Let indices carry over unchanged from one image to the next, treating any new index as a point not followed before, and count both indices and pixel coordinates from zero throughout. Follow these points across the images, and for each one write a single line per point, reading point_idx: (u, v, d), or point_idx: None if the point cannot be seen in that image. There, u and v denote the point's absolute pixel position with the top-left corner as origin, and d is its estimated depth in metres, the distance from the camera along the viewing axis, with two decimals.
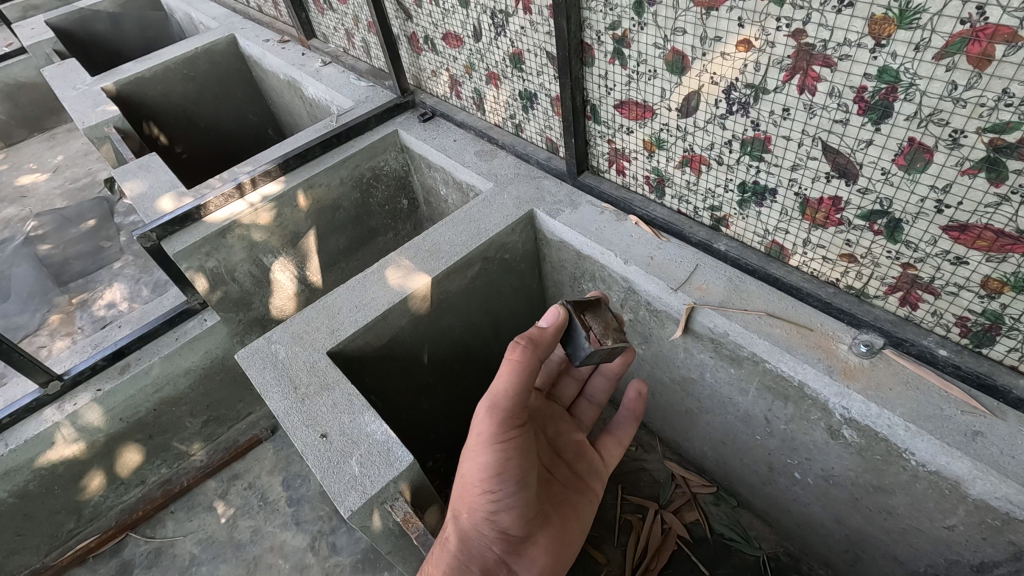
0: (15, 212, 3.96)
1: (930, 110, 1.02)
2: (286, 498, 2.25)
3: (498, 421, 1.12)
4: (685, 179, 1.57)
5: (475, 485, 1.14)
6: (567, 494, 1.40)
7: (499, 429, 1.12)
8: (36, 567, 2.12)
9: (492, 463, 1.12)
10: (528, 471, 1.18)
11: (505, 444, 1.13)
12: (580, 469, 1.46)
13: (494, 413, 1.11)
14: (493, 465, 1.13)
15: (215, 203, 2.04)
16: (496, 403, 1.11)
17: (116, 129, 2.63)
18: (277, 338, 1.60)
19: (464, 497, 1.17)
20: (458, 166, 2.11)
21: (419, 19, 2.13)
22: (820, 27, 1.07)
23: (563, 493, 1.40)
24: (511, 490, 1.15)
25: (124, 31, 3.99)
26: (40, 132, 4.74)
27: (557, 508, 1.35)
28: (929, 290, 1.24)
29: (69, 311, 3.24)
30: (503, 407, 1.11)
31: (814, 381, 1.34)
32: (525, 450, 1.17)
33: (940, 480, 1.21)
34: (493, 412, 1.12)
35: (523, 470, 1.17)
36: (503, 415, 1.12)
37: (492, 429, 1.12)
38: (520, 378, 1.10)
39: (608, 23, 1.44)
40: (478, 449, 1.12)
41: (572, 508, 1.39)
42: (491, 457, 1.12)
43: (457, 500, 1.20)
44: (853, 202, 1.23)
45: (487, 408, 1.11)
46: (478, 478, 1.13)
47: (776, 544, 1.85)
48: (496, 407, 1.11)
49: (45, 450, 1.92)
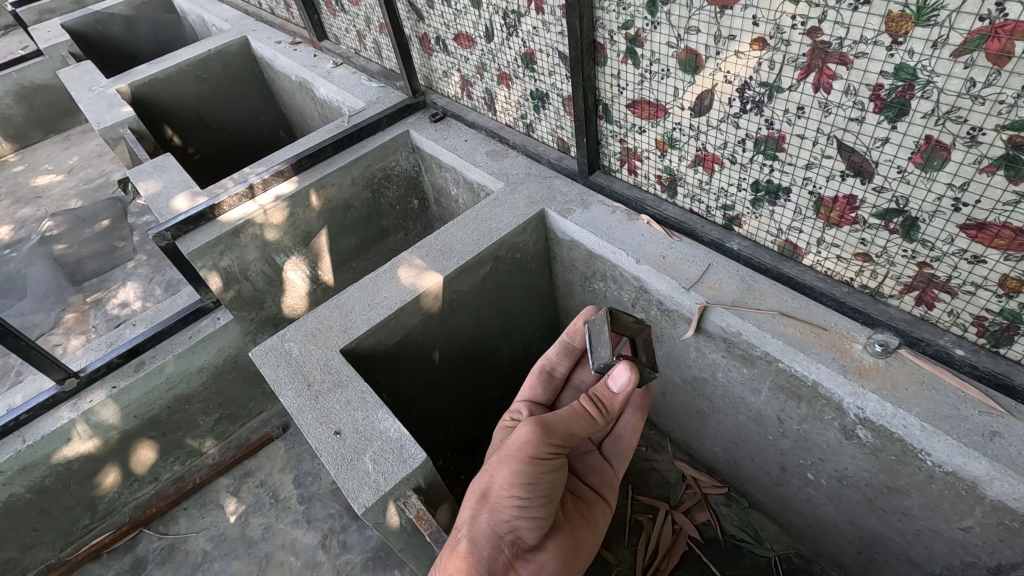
0: (31, 212, 4.02)
1: (948, 108, 1.02)
2: (297, 496, 2.26)
3: (544, 441, 1.15)
4: (698, 178, 1.57)
5: (503, 491, 1.14)
6: (577, 503, 1.36)
7: (544, 445, 1.16)
8: (52, 563, 2.14)
9: (525, 474, 1.14)
10: (556, 488, 1.20)
11: (543, 461, 1.16)
12: (590, 479, 1.42)
13: (544, 432, 1.16)
14: (525, 472, 1.14)
15: (228, 203, 2.06)
16: (548, 424, 1.17)
17: (131, 129, 2.66)
18: (291, 336, 1.61)
19: (488, 500, 1.16)
20: (468, 166, 2.12)
21: (431, 20, 2.15)
22: (836, 25, 1.07)
23: (574, 503, 1.35)
24: (538, 502, 1.16)
25: (137, 34, 4.04)
26: (55, 133, 4.80)
27: (568, 517, 1.31)
28: (945, 289, 1.23)
29: (84, 309, 3.28)
30: (555, 430, 1.17)
31: (829, 381, 1.33)
32: (557, 473, 1.19)
33: (956, 481, 1.20)
34: (544, 435, 1.16)
35: (552, 486, 1.18)
36: (552, 438, 1.16)
37: (535, 445, 1.15)
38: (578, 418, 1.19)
39: (621, 22, 1.44)
40: (514, 459, 1.14)
41: (583, 517, 1.34)
42: (525, 465, 1.14)
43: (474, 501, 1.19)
44: (868, 200, 1.23)
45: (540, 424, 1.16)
46: (506, 485, 1.14)
47: (788, 545, 1.84)
48: (552, 433, 1.16)
49: (62, 447, 1.95)
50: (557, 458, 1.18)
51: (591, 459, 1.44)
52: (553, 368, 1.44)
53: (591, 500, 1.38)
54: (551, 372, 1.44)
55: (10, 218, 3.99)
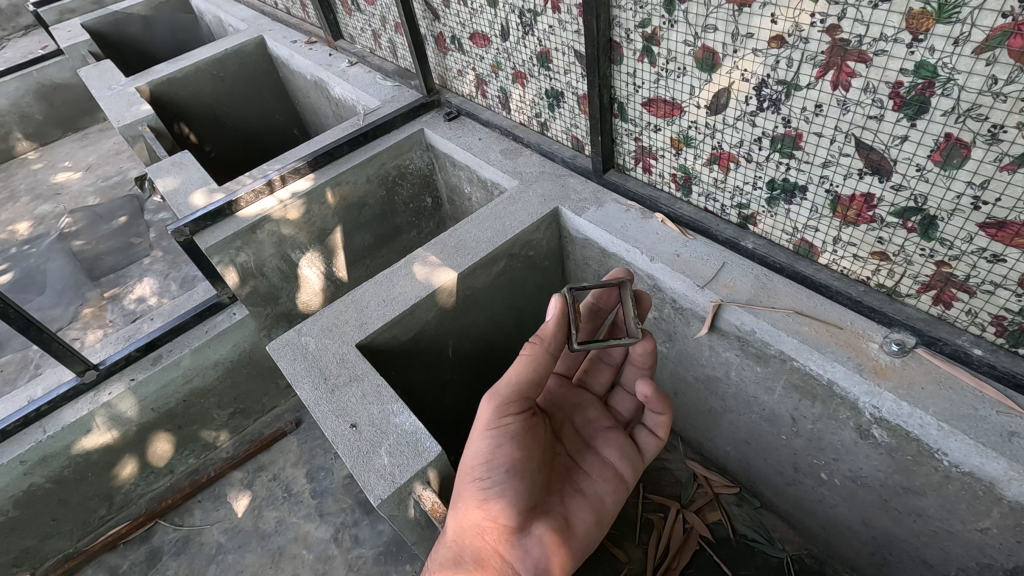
0: (50, 209, 4.09)
1: (969, 105, 1.02)
2: (310, 490, 2.28)
3: (494, 408, 1.16)
4: (713, 177, 1.57)
5: (467, 471, 1.16)
6: (581, 483, 1.37)
7: (496, 414, 1.16)
8: (69, 552, 2.17)
9: (486, 451, 1.15)
10: (526, 463, 1.20)
11: (502, 432, 1.16)
12: (606, 454, 1.40)
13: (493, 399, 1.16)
14: (484, 449, 1.15)
15: (246, 200, 2.08)
16: (498, 390, 1.17)
17: (149, 127, 2.70)
18: (307, 330, 1.63)
19: (460, 485, 1.19)
20: (483, 164, 2.13)
21: (446, 19, 2.16)
22: (856, 23, 1.07)
23: (576, 481, 1.36)
24: (504, 480, 1.16)
25: (155, 33, 4.09)
26: (74, 131, 4.87)
27: (564, 499, 1.33)
28: (963, 288, 1.23)
29: (101, 304, 3.33)
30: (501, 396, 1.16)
31: (844, 380, 1.33)
32: (520, 441, 1.19)
33: (973, 481, 1.19)
34: (495, 402, 1.16)
35: (516, 459, 1.18)
36: (504, 405, 1.16)
37: (489, 416, 1.16)
38: (524, 372, 1.15)
39: (638, 21, 1.44)
40: (475, 435, 1.17)
41: (586, 497, 1.36)
42: (483, 441, 1.15)
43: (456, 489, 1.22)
44: (886, 198, 1.23)
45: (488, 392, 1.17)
46: (471, 466, 1.16)
47: (800, 546, 1.83)
48: (503, 395, 1.16)
49: (81, 438, 1.98)
50: (514, 423, 1.17)
51: (611, 436, 1.42)
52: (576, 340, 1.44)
53: (601, 479, 1.38)
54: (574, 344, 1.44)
55: (30, 214, 4.06)
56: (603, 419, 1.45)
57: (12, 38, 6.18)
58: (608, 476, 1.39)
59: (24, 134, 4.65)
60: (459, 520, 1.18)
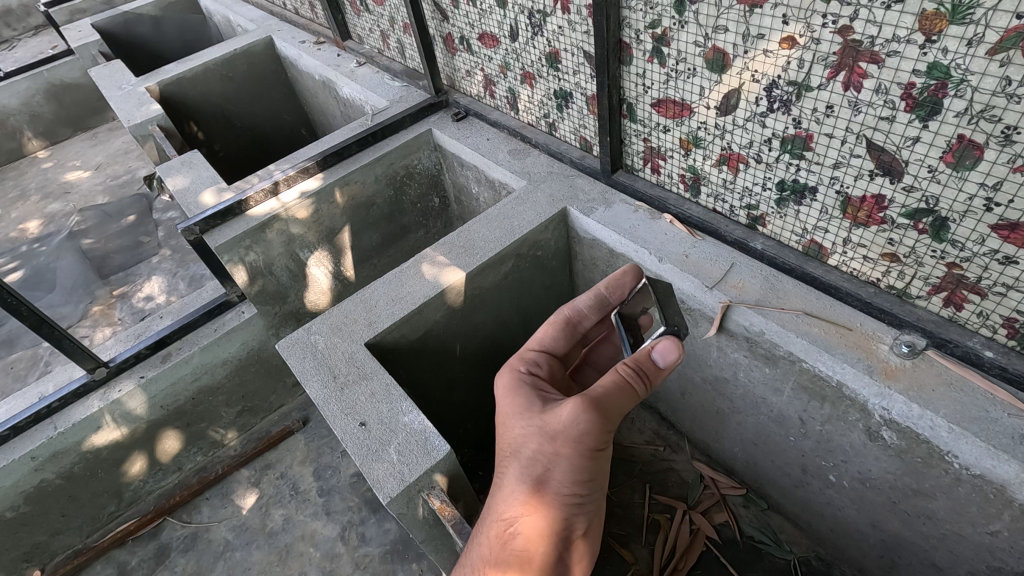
0: (60, 208, 4.12)
1: (981, 106, 1.01)
2: (317, 488, 2.29)
3: (605, 429, 1.13)
4: (722, 178, 1.57)
5: (563, 487, 1.14)
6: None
7: (604, 436, 1.13)
8: (78, 548, 2.19)
9: (583, 469, 1.14)
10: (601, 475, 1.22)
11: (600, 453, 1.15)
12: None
13: (603, 419, 1.12)
14: (586, 468, 1.14)
15: (255, 199, 2.10)
16: (605, 410, 1.12)
17: (159, 126, 2.72)
18: (316, 329, 1.64)
19: (547, 497, 1.15)
20: (491, 164, 2.13)
21: (455, 20, 2.17)
22: (867, 24, 1.07)
23: None
24: (594, 495, 1.18)
25: (165, 34, 4.12)
26: (83, 131, 4.91)
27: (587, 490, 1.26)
28: (974, 290, 1.22)
29: (110, 302, 3.35)
30: (614, 418, 1.14)
31: (853, 381, 1.32)
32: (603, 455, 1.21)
33: (984, 484, 1.19)
34: (601, 423, 1.12)
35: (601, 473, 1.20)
36: (609, 425, 1.14)
37: (595, 438, 1.13)
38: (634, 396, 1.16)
39: (648, 21, 1.45)
40: (576, 453, 1.13)
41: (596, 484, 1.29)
42: (588, 461, 1.13)
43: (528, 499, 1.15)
44: (897, 200, 1.22)
45: (601, 413, 1.12)
46: (567, 482, 1.14)
47: (808, 548, 1.83)
48: (608, 419, 1.13)
49: (92, 434, 2.00)
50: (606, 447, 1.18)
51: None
52: (579, 320, 1.40)
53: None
54: (575, 325, 1.40)
55: (40, 213, 4.10)
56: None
57: (22, 38, 6.23)
58: None
59: (34, 133, 4.68)
60: (538, 528, 1.14)
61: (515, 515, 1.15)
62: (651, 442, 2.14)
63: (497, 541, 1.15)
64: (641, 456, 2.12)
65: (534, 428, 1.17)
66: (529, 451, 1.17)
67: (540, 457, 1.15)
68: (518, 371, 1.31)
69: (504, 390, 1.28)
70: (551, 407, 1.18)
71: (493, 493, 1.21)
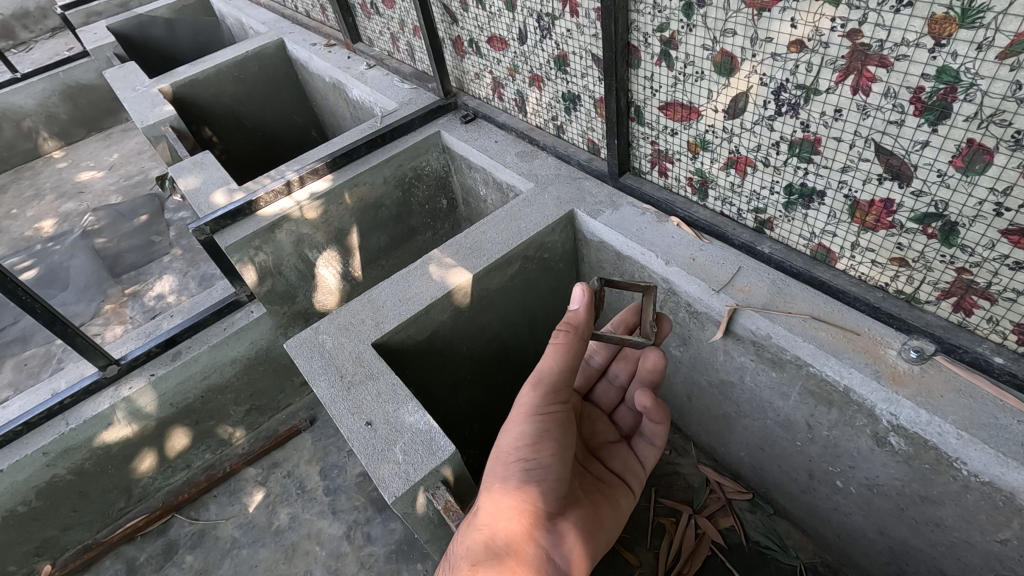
0: (74, 207, 4.17)
1: (991, 110, 1.01)
2: (323, 488, 2.30)
3: (539, 395, 1.20)
4: (730, 181, 1.57)
5: (509, 454, 1.17)
6: (599, 486, 1.39)
7: (539, 400, 1.20)
8: (88, 543, 2.21)
9: (526, 434, 1.17)
10: (565, 451, 1.21)
11: (544, 416, 1.20)
12: (613, 465, 1.45)
13: (535, 386, 1.20)
14: (528, 433, 1.17)
15: (265, 199, 2.12)
16: (537, 378, 1.21)
17: (171, 127, 2.75)
18: (324, 328, 1.65)
19: (496, 471, 1.17)
20: (498, 167, 2.14)
21: (464, 22, 2.18)
22: (877, 27, 1.07)
23: (594, 484, 1.38)
24: (546, 465, 1.17)
25: (178, 36, 4.17)
26: (98, 131, 4.98)
27: (588, 496, 1.34)
28: (984, 295, 1.21)
29: (122, 301, 3.39)
30: (545, 383, 1.20)
31: (861, 387, 1.31)
32: (563, 428, 1.22)
33: (993, 491, 1.18)
34: (534, 389, 1.20)
35: (560, 447, 1.20)
36: (545, 391, 1.20)
37: (529, 401, 1.20)
38: (556, 357, 1.19)
39: (656, 25, 1.45)
40: (516, 419, 1.19)
41: (605, 497, 1.38)
42: (527, 425, 1.18)
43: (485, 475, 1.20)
44: (906, 204, 1.22)
45: (531, 380, 1.21)
46: (512, 447, 1.17)
47: (814, 554, 1.81)
48: (540, 385, 1.20)
49: (103, 431, 2.02)
50: (558, 411, 1.22)
51: (618, 448, 1.48)
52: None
53: (612, 483, 1.42)
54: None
55: (54, 212, 4.15)
56: (609, 433, 1.50)
57: (39, 40, 6.33)
58: (618, 481, 1.43)
59: (49, 134, 4.75)
60: (495, 505, 1.14)
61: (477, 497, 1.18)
62: None
63: (464, 532, 1.15)
64: None
65: None
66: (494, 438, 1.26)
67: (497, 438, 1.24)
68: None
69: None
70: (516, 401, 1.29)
71: None
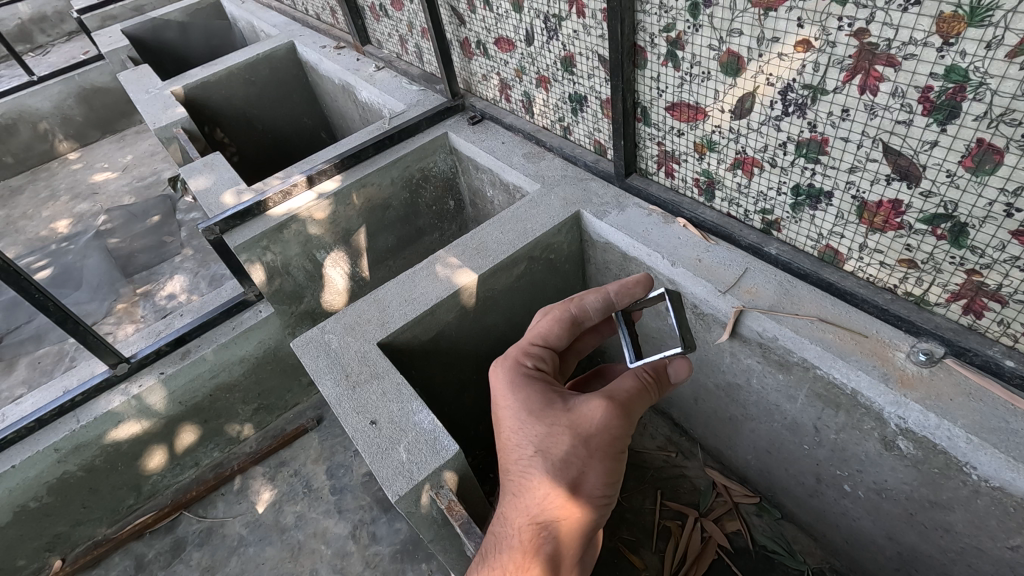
0: (88, 207, 4.24)
1: (1001, 110, 1.00)
2: (329, 487, 2.31)
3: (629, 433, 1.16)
4: (736, 182, 1.56)
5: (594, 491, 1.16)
6: None
7: (628, 436, 1.16)
8: (97, 539, 2.24)
9: (610, 468, 1.17)
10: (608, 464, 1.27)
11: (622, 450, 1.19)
12: None
13: (628, 423, 1.15)
14: (611, 466, 1.16)
15: (275, 199, 2.14)
16: (632, 416, 1.15)
17: (183, 128, 2.78)
18: (331, 328, 1.66)
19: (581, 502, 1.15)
20: (505, 168, 2.15)
21: (472, 24, 2.19)
22: (884, 26, 1.06)
23: None
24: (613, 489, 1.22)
25: (191, 39, 4.22)
26: (112, 133, 5.05)
27: None
28: (994, 298, 1.20)
29: (133, 300, 3.43)
30: (637, 421, 1.17)
31: (869, 390, 1.30)
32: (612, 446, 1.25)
33: (1004, 497, 1.16)
34: (628, 425, 1.15)
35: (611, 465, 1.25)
36: (631, 425, 1.16)
37: (624, 437, 1.15)
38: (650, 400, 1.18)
39: (662, 25, 1.45)
40: (606, 456, 1.15)
41: None
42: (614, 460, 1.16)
43: (560, 503, 1.14)
44: (914, 205, 1.20)
45: (629, 419, 1.14)
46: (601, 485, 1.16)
47: (822, 560, 1.79)
48: (632, 422, 1.16)
49: (112, 428, 2.05)
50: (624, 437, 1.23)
51: None
52: (583, 319, 1.32)
53: None
54: (580, 324, 1.33)
55: (69, 213, 4.22)
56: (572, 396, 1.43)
57: (56, 44, 6.44)
58: None
59: (65, 135, 4.82)
60: (569, 530, 1.18)
61: (545, 516, 1.15)
62: (663, 448, 2.12)
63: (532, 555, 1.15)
64: (652, 462, 2.10)
65: (561, 431, 1.14)
66: (557, 458, 1.13)
67: (570, 462, 1.13)
68: (524, 368, 1.25)
69: (511, 384, 1.23)
70: (577, 404, 1.15)
71: (515, 494, 1.18)
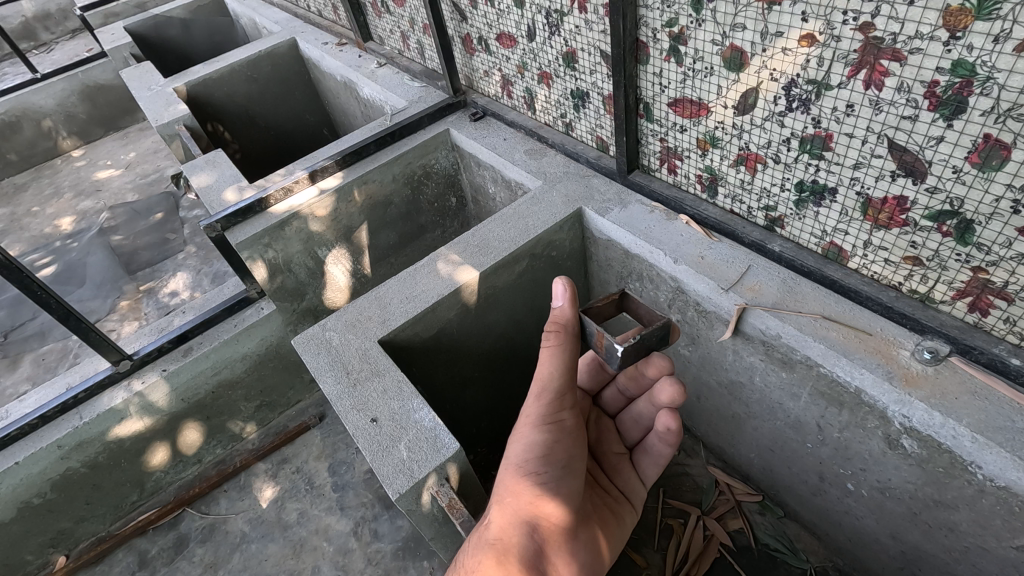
0: (92, 205, 4.25)
1: (1009, 104, 0.98)
2: (331, 484, 2.32)
3: (545, 404, 1.22)
4: (739, 178, 1.55)
5: (520, 467, 1.15)
6: (607, 499, 1.47)
7: (544, 406, 1.21)
8: (102, 535, 2.25)
9: (536, 444, 1.17)
10: (577, 462, 1.21)
11: (550, 424, 1.20)
12: (617, 481, 1.51)
13: (540, 393, 1.23)
14: (536, 442, 1.17)
15: (276, 196, 2.13)
16: (544, 386, 1.23)
17: (185, 126, 2.78)
18: (332, 325, 1.66)
19: (509, 482, 1.15)
20: (507, 164, 2.14)
21: (474, 20, 2.18)
22: (890, 20, 1.04)
23: (603, 499, 1.46)
24: (558, 475, 1.16)
25: (194, 36, 4.22)
26: (115, 131, 5.06)
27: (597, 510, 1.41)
28: (1000, 295, 1.19)
29: (137, 297, 3.44)
30: (552, 388, 1.23)
31: (873, 388, 1.29)
32: (572, 438, 1.23)
33: (1009, 496, 1.15)
34: (540, 394, 1.23)
35: (571, 457, 1.20)
36: (547, 396, 1.22)
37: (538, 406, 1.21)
38: (559, 357, 1.24)
39: (665, 20, 1.43)
40: (525, 430, 1.20)
41: (613, 513, 1.45)
42: (536, 434, 1.18)
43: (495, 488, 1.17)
44: (920, 201, 1.19)
45: (538, 389, 1.23)
46: (523, 458, 1.16)
47: (825, 558, 1.78)
48: (546, 389, 1.23)
49: (115, 425, 2.05)
50: (569, 417, 1.24)
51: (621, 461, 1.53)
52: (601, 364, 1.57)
53: (619, 499, 1.50)
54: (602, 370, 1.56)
55: (73, 210, 4.23)
56: (615, 445, 1.54)
57: (60, 41, 6.44)
58: (620, 495, 1.51)
59: (69, 133, 4.83)
60: (508, 517, 1.14)
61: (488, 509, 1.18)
62: None
63: (475, 545, 1.15)
64: None
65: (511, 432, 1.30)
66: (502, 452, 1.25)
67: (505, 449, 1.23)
68: None
69: None
70: None
71: None
